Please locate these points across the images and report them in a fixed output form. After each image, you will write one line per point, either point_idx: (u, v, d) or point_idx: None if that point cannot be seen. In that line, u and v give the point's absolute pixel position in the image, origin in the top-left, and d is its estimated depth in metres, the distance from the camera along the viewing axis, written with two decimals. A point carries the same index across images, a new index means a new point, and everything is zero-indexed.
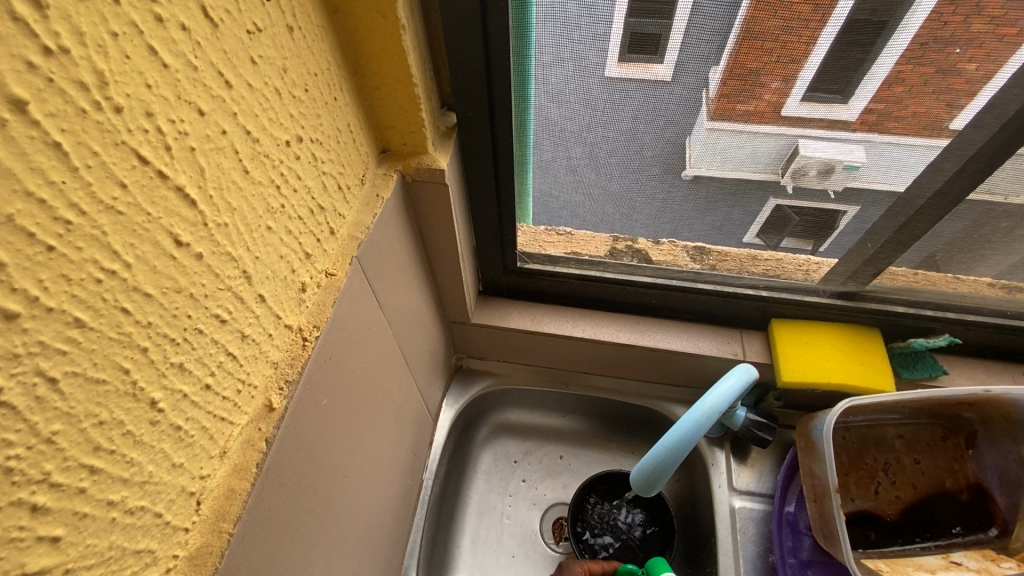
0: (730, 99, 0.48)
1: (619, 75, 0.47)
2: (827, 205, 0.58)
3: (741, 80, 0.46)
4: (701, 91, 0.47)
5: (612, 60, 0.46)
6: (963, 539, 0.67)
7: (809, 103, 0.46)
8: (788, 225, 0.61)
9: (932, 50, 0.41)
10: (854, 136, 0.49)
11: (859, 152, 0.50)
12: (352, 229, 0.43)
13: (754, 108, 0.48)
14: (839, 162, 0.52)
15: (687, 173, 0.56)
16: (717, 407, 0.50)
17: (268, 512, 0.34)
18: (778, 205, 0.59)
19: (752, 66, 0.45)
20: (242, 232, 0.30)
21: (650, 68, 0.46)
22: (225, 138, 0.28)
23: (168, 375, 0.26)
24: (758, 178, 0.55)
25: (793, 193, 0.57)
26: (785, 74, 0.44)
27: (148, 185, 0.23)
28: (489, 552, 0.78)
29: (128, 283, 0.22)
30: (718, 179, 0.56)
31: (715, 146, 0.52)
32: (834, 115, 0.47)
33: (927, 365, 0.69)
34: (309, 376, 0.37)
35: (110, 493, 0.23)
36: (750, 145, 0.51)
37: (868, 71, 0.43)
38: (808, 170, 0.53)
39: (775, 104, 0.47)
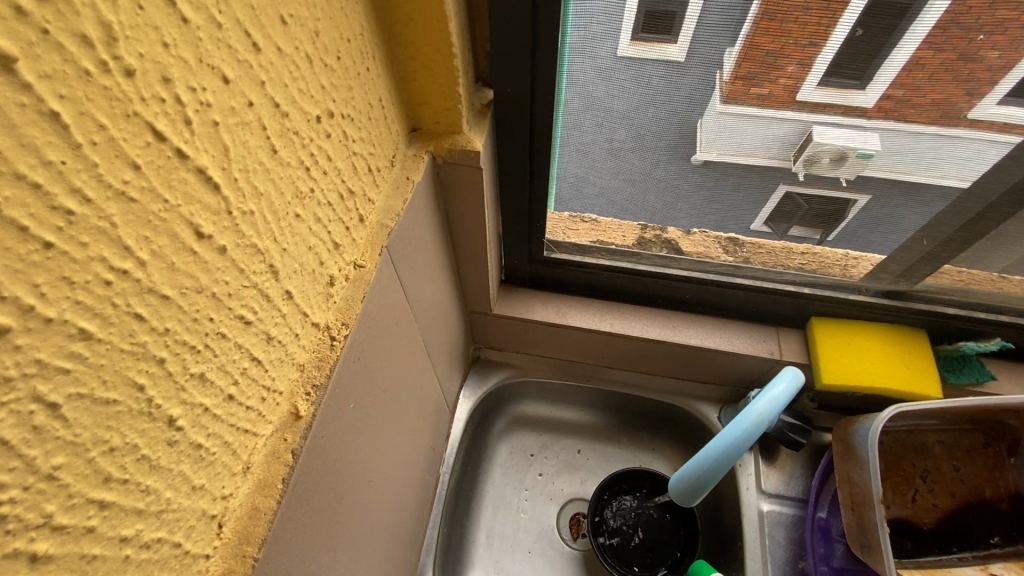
0: (745, 82, 0.44)
1: (633, 53, 0.43)
2: (836, 193, 0.54)
3: (756, 62, 0.43)
4: (713, 71, 0.44)
5: (623, 39, 0.43)
6: (1002, 550, 0.64)
7: (827, 89, 0.43)
8: (797, 213, 0.58)
9: (955, 37, 0.39)
10: (869, 123, 0.46)
11: (873, 140, 0.47)
12: (382, 216, 0.39)
13: (769, 92, 0.44)
14: (853, 150, 0.48)
15: (698, 157, 0.52)
16: (766, 414, 0.47)
17: (293, 530, 0.30)
18: (789, 192, 0.55)
19: (769, 48, 0.42)
20: (269, 220, 0.26)
21: (662, 48, 0.43)
22: (251, 112, 0.24)
23: (188, 389, 0.22)
24: (771, 166, 0.52)
25: (805, 179, 0.53)
26: (801, 57, 0.41)
27: (165, 167, 0.19)
28: (505, 547, 0.76)
29: (142, 284, 0.19)
30: (741, 165, 0.52)
31: (728, 128, 0.48)
32: (850, 101, 0.44)
33: (974, 369, 0.65)
34: (338, 379, 0.33)
35: (123, 528, 0.20)
36: (765, 129, 0.47)
37: (889, 55, 0.40)
38: (822, 158, 0.50)
39: (791, 88, 0.43)
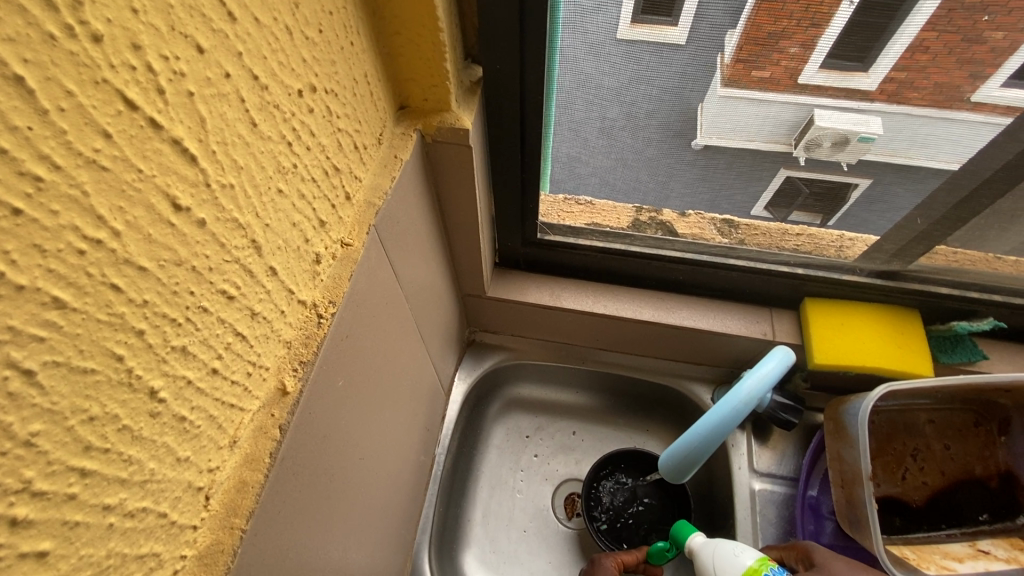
0: (747, 65, 0.44)
1: (630, 36, 0.43)
2: (839, 177, 0.54)
3: (756, 44, 0.43)
4: (713, 54, 0.44)
5: (624, 19, 0.43)
6: (989, 527, 0.65)
7: (829, 71, 0.43)
8: (798, 197, 0.58)
9: (958, 18, 0.39)
10: (872, 106, 0.45)
11: (875, 123, 0.47)
12: (369, 194, 0.39)
13: (770, 75, 0.44)
14: (855, 134, 0.48)
15: (698, 143, 0.52)
16: (756, 391, 0.47)
17: (283, 504, 0.31)
18: (790, 176, 0.55)
19: (769, 30, 0.41)
20: (250, 194, 0.26)
21: (662, 30, 0.43)
22: (228, 83, 0.23)
23: (169, 360, 0.22)
24: (768, 150, 0.51)
25: (806, 164, 0.53)
26: (804, 38, 0.41)
27: (138, 137, 0.19)
28: (501, 526, 0.77)
29: (118, 255, 0.19)
30: (735, 148, 0.52)
31: (727, 110, 0.48)
32: (854, 84, 0.43)
33: (966, 349, 0.65)
34: (326, 356, 0.34)
35: (105, 497, 0.20)
36: (760, 109, 0.47)
37: (892, 36, 0.40)
38: (823, 141, 0.49)
39: (792, 70, 0.43)
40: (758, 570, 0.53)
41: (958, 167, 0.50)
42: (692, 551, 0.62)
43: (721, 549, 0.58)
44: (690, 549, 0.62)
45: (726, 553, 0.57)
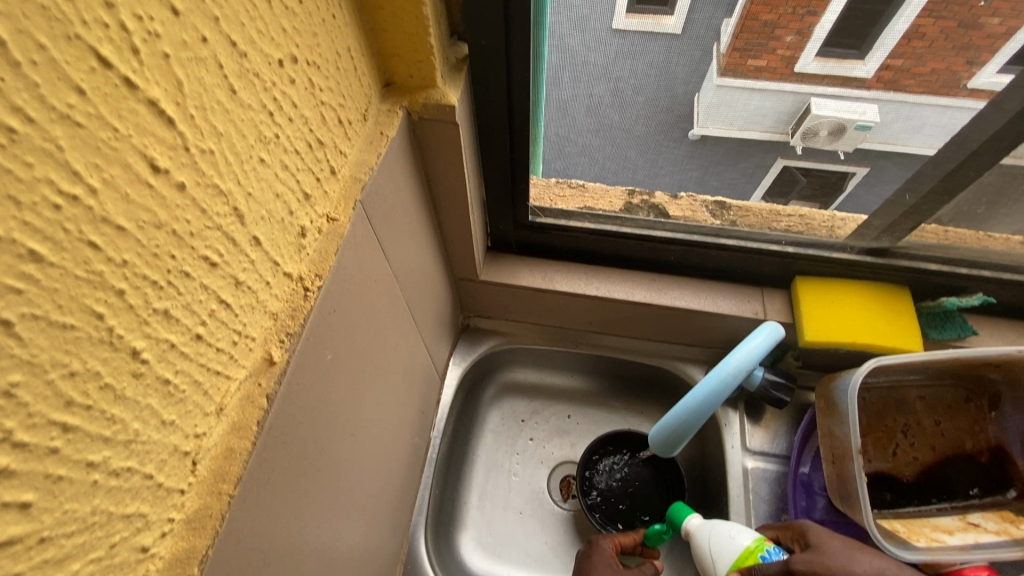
0: (742, 53, 0.46)
1: (628, 25, 0.45)
2: (838, 167, 0.58)
3: (753, 32, 0.45)
4: (712, 43, 0.46)
5: (619, 10, 0.44)
6: (980, 501, 0.65)
7: (823, 59, 0.46)
8: (796, 185, 0.63)
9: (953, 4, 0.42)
10: (867, 94, 0.48)
11: (872, 111, 0.50)
12: (354, 170, 0.39)
13: (766, 63, 0.47)
14: (851, 122, 0.51)
15: (694, 133, 0.54)
16: (742, 365, 0.48)
17: (272, 473, 0.31)
18: (786, 165, 0.60)
19: (765, 19, 0.44)
20: (230, 161, 0.26)
21: (660, 19, 0.44)
22: (206, 48, 0.23)
23: (151, 323, 0.22)
24: (766, 139, 0.56)
25: (802, 153, 0.57)
26: (799, 27, 0.44)
27: (112, 95, 0.19)
28: (497, 509, 0.78)
29: (95, 213, 0.19)
30: (734, 137, 0.55)
31: (723, 103, 0.51)
32: (848, 73, 0.47)
33: (955, 325, 0.66)
34: (313, 328, 0.34)
35: (89, 453, 0.20)
36: (754, 100, 0.51)
37: (887, 23, 0.43)
38: (819, 130, 0.52)
39: (788, 60, 0.47)
40: (755, 551, 0.55)
41: (932, 152, 0.52)
42: (688, 533, 0.62)
43: (716, 531, 0.59)
44: (687, 531, 0.62)
45: (721, 535, 0.58)
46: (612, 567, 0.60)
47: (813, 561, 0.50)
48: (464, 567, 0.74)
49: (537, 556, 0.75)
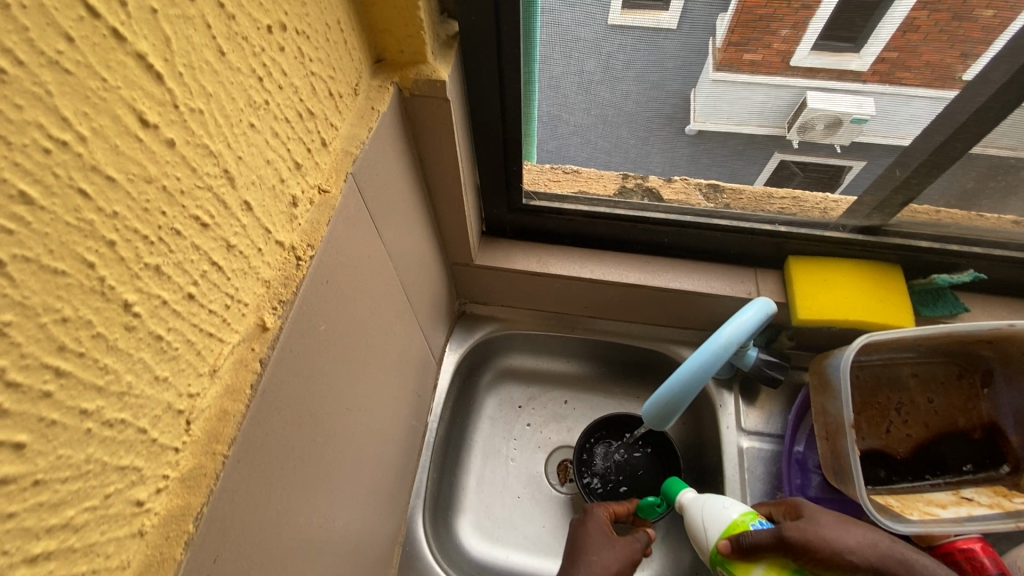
0: (737, 48, 0.47)
1: (623, 21, 0.47)
2: (834, 160, 0.58)
3: (749, 26, 0.46)
4: (706, 39, 0.47)
5: (617, 7, 0.46)
6: (973, 476, 0.66)
7: (820, 53, 0.46)
8: (793, 179, 0.62)
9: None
10: (865, 87, 0.48)
11: (868, 105, 0.50)
12: (345, 143, 0.39)
13: (761, 58, 0.47)
14: (847, 116, 0.51)
15: (693, 126, 0.56)
16: (735, 336, 0.48)
17: (267, 439, 0.32)
18: (784, 159, 0.59)
19: (761, 12, 0.44)
20: (220, 123, 0.26)
21: (656, 14, 0.46)
22: (194, 7, 0.24)
23: (143, 278, 0.23)
24: (760, 133, 0.55)
25: (798, 147, 0.57)
26: (795, 20, 0.44)
27: (101, 45, 0.19)
28: (495, 493, 0.79)
29: (85, 161, 0.19)
30: (729, 132, 0.56)
31: (721, 96, 0.51)
32: (844, 66, 0.46)
33: (948, 302, 0.66)
34: (306, 297, 0.34)
35: (82, 401, 0.21)
36: (750, 95, 0.50)
37: (880, 19, 0.43)
38: (816, 124, 0.52)
39: (785, 53, 0.46)
40: (744, 523, 0.55)
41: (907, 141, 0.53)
42: (681, 506, 0.63)
43: (709, 502, 0.59)
44: (680, 504, 0.63)
45: (714, 506, 0.58)
46: (607, 536, 0.61)
47: (807, 529, 0.50)
48: (463, 551, 0.74)
49: (535, 539, 0.75)
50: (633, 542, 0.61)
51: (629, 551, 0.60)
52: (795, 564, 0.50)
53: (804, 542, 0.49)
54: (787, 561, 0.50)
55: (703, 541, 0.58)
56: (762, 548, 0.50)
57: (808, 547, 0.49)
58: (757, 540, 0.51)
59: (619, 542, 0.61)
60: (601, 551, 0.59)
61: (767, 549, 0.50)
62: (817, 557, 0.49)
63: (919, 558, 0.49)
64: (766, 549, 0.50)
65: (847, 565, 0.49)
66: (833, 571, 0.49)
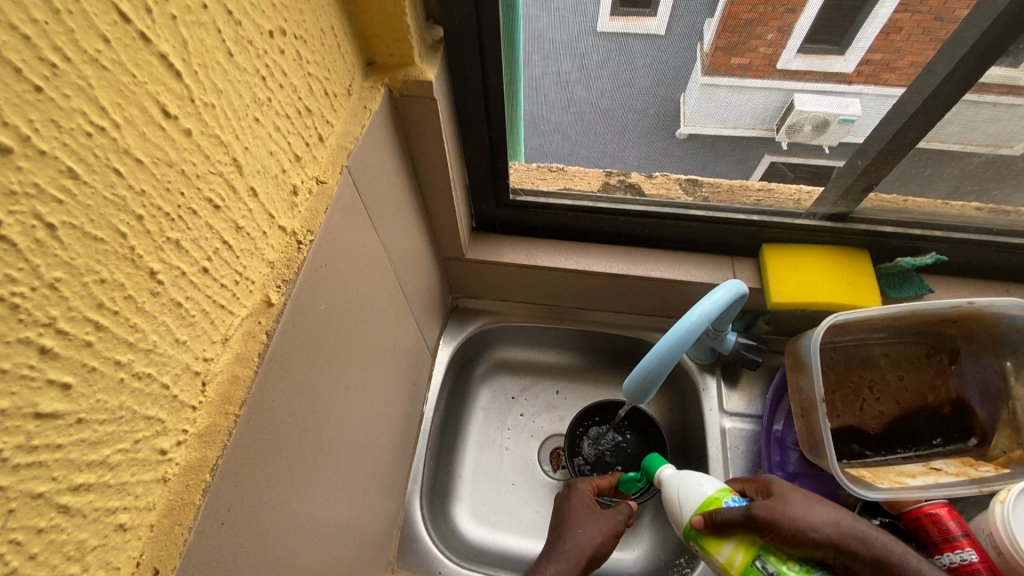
0: (726, 52, 0.51)
1: (614, 28, 0.51)
2: (822, 160, 0.63)
3: (735, 30, 0.49)
4: (696, 42, 0.51)
5: (604, 13, 0.50)
6: (942, 449, 0.69)
7: (808, 57, 0.50)
8: (785, 178, 0.67)
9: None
10: (851, 88, 0.53)
11: (853, 106, 0.55)
12: (341, 139, 0.43)
13: (750, 62, 0.51)
14: (834, 117, 0.57)
15: (682, 130, 0.61)
16: (707, 315, 0.52)
17: (273, 407, 0.35)
18: (773, 161, 0.64)
19: (747, 17, 0.48)
20: (229, 117, 0.30)
21: (644, 21, 0.50)
22: (206, 14, 0.27)
23: (165, 249, 0.26)
24: (753, 136, 0.60)
25: (788, 149, 0.62)
26: (780, 25, 0.48)
27: (130, 46, 0.23)
28: (490, 480, 0.82)
29: (119, 145, 0.23)
30: (720, 136, 0.61)
31: (709, 103, 0.56)
32: (831, 67, 0.51)
33: (913, 285, 0.71)
34: (306, 279, 0.37)
35: (116, 353, 0.24)
36: (741, 101, 0.55)
37: (863, 24, 0.48)
38: (804, 126, 0.58)
39: (770, 57, 0.51)
40: (719, 499, 0.58)
41: (861, 139, 0.59)
42: (659, 481, 0.66)
43: (686, 479, 0.62)
44: (659, 479, 0.66)
45: (691, 483, 0.61)
46: (590, 509, 0.64)
47: (774, 508, 0.53)
48: (459, 535, 0.77)
49: (529, 522, 0.78)
50: (616, 514, 0.65)
51: (612, 523, 0.64)
52: (762, 540, 0.53)
53: (771, 519, 0.52)
54: (755, 537, 0.53)
55: (678, 515, 0.61)
56: (733, 525, 0.53)
57: (774, 525, 0.52)
58: (728, 517, 0.54)
59: (602, 515, 0.65)
60: (585, 525, 0.63)
61: (737, 526, 0.53)
62: (782, 534, 0.52)
63: (878, 537, 0.52)
64: (736, 526, 0.53)
65: (808, 542, 0.52)
66: (797, 548, 0.52)
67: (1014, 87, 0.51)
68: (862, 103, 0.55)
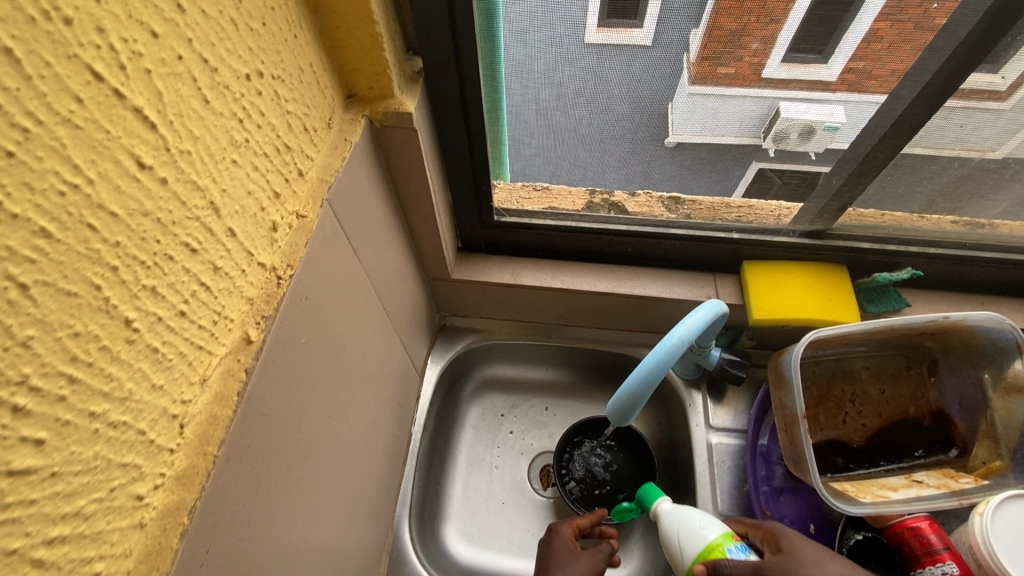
0: (712, 59, 0.50)
1: (599, 40, 0.50)
2: (807, 166, 0.62)
3: (720, 40, 0.49)
4: (681, 53, 0.50)
5: (591, 25, 0.49)
6: (924, 461, 0.70)
7: (791, 65, 0.49)
8: (772, 187, 0.66)
9: (909, 7, 0.45)
10: (834, 96, 0.52)
11: (839, 113, 0.54)
12: (321, 172, 0.43)
13: (735, 70, 0.51)
14: (820, 124, 0.55)
15: (671, 139, 0.60)
16: (688, 335, 0.53)
17: (254, 444, 0.35)
18: (760, 168, 0.63)
19: (731, 28, 0.48)
20: (206, 161, 0.30)
21: (629, 32, 0.49)
22: (181, 64, 0.28)
23: (141, 297, 0.26)
24: (741, 144, 0.59)
25: (775, 155, 0.60)
26: (764, 35, 0.47)
27: (105, 103, 0.23)
28: (480, 499, 0.81)
29: (93, 200, 0.23)
30: (705, 142, 0.59)
31: (695, 106, 0.55)
32: (817, 76, 0.49)
33: (891, 299, 0.72)
34: (287, 313, 0.38)
35: (90, 405, 0.24)
36: (726, 106, 0.54)
37: (846, 31, 0.46)
38: (790, 133, 0.56)
39: (756, 66, 0.50)
40: (720, 545, 0.58)
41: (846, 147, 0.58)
42: (658, 516, 0.67)
43: (685, 522, 0.62)
44: (658, 514, 0.67)
45: (690, 525, 0.62)
46: (570, 551, 0.64)
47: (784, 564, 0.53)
48: (449, 556, 0.77)
49: (520, 542, 0.78)
50: (596, 554, 0.65)
51: (592, 563, 0.63)
52: None
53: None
54: None
55: (680, 558, 0.61)
56: None
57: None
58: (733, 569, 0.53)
59: (583, 556, 0.64)
60: (568, 565, 0.62)
61: None
62: None
63: None
64: None
65: None
66: None
67: (977, 107, 0.52)
68: (848, 110, 0.53)
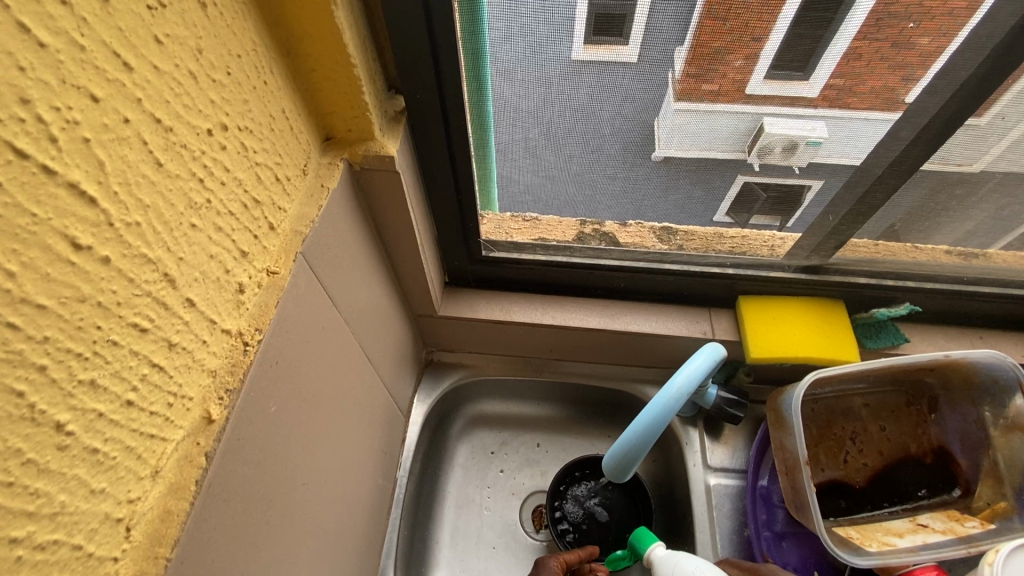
0: (696, 78, 0.47)
1: (585, 57, 0.46)
2: (792, 180, 0.57)
3: (704, 57, 0.45)
4: (666, 71, 0.46)
5: (578, 44, 0.45)
6: (928, 501, 0.68)
7: (773, 82, 0.45)
8: (756, 202, 0.61)
9: (888, 25, 0.41)
10: (814, 112, 0.48)
11: (821, 127, 0.50)
12: (295, 223, 0.40)
13: (718, 87, 0.47)
14: (803, 139, 0.51)
15: (658, 153, 0.55)
16: (685, 387, 0.50)
17: (213, 532, 0.31)
18: (746, 182, 0.58)
19: (717, 45, 0.44)
20: (159, 230, 0.27)
21: (616, 49, 0.45)
22: (128, 128, 0.24)
23: (77, 394, 0.23)
24: (726, 159, 0.54)
25: (759, 169, 0.55)
26: (747, 53, 0.43)
27: (30, 183, 0.20)
28: (470, 545, 0.78)
29: (14, 295, 0.20)
30: (697, 158, 0.55)
31: (683, 128, 0.51)
32: (796, 93, 0.46)
33: (889, 334, 0.71)
34: (254, 383, 0.34)
35: (12, 530, 0.21)
36: (712, 123, 0.50)
37: (828, 46, 0.42)
38: (773, 147, 0.52)
39: (739, 83, 0.46)
40: None
41: (859, 163, 0.54)
42: (653, 562, 0.64)
43: (680, 568, 0.59)
44: (652, 560, 0.64)
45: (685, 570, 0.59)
46: None
47: None
48: None
49: None
50: None
51: None
52: None
53: None
54: None
55: None
56: None
57: None
58: None
59: None
60: None
61: None
62: None
63: None
64: None
65: None
66: None
67: (974, 145, 0.51)
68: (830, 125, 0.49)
